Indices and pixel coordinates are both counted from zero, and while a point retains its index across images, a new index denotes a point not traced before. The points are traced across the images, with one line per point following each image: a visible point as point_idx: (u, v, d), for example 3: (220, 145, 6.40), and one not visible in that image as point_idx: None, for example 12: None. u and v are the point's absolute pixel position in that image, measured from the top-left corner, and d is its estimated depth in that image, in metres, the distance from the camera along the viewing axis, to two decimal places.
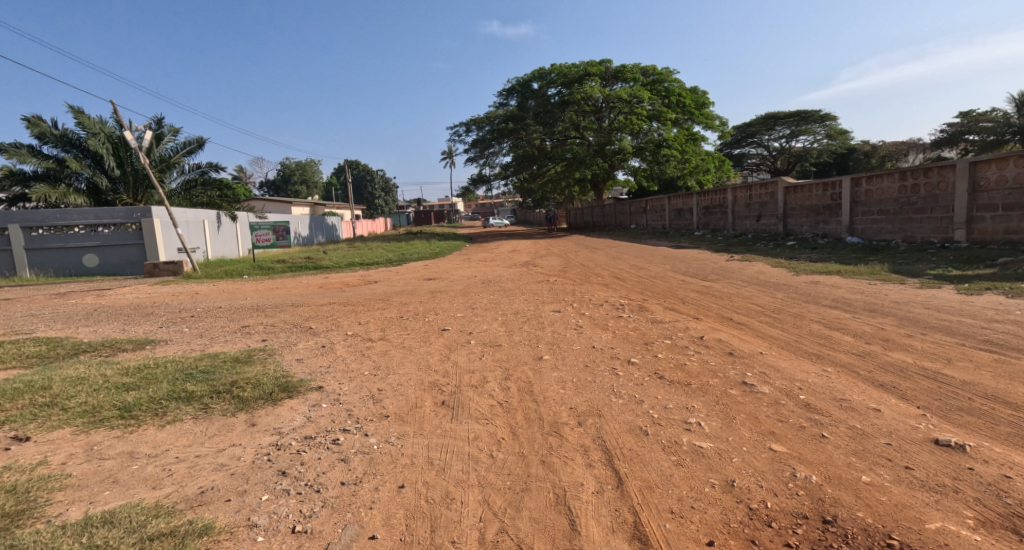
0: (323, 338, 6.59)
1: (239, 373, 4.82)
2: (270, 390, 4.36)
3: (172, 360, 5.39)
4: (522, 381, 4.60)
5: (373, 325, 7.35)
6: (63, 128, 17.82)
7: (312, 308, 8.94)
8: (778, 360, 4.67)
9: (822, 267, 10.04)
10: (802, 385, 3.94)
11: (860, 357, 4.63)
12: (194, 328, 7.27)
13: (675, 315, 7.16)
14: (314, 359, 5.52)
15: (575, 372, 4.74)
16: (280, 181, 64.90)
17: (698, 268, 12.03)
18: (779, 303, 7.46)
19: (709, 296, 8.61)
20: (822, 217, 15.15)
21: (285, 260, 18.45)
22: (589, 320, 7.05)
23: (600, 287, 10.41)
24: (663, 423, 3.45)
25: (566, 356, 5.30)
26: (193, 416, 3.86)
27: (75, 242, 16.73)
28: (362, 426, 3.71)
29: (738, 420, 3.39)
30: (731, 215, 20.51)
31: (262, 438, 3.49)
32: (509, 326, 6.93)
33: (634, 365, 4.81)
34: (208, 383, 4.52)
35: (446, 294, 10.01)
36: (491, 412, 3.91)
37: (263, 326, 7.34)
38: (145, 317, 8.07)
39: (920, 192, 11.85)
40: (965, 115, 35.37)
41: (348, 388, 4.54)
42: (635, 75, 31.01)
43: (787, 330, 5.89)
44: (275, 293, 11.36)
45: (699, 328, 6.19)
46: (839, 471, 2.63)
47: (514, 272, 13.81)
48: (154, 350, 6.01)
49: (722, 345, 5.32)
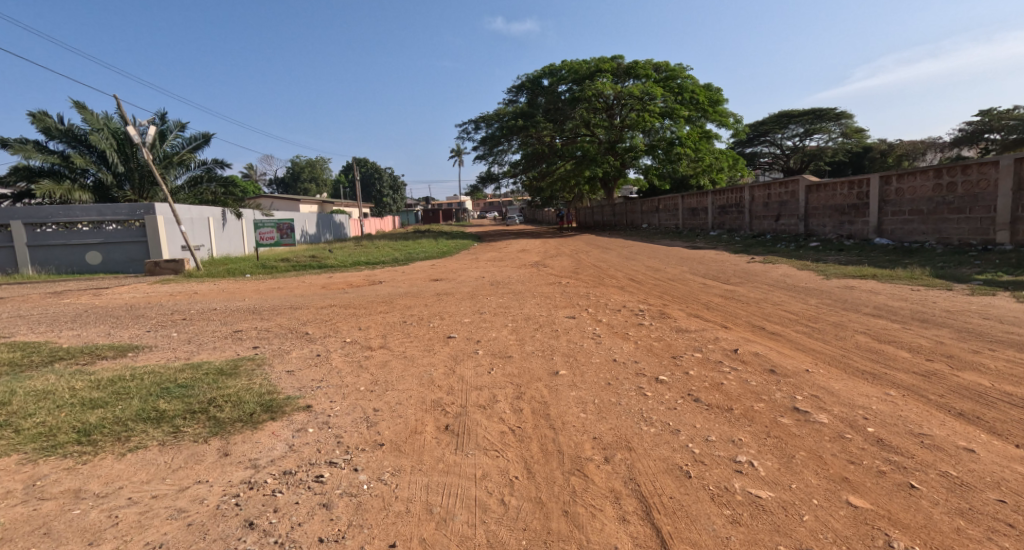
0: (319, 346, 6.07)
1: (219, 389, 4.30)
2: (253, 410, 3.85)
3: (153, 371, 4.88)
4: (536, 401, 4.07)
5: (374, 331, 6.83)
6: (68, 124, 17.57)
7: (311, 311, 8.43)
8: (830, 381, 4.08)
9: (855, 270, 9.39)
10: (866, 412, 3.37)
11: (925, 378, 4.02)
12: (184, 333, 6.79)
13: (701, 323, 6.59)
14: (306, 372, 5.00)
15: (596, 391, 4.19)
16: (290, 179, 64.99)
17: (719, 271, 11.43)
18: (815, 311, 6.85)
19: (735, 301, 8.00)
20: (847, 217, 14.43)
21: (290, 258, 18.07)
22: (607, 328, 6.50)
23: (616, 290, 9.85)
24: (706, 462, 2.90)
25: (584, 371, 4.74)
26: (160, 442, 3.35)
27: (77, 239, 16.40)
28: (352, 458, 3.21)
29: (798, 459, 2.83)
30: (748, 215, 19.79)
31: (234, 473, 2.98)
32: (520, 333, 6.39)
33: (663, 384, 4.26)
34: (186, 400, 4.02)
35: (453, 297, 9.48)
36: (501, 442, 3.38)
37: (257, 332, 6.83)
38: (134, 320, 7.60)
39: (957, 191, 11.18)
40: (985, 113, 34.27)
41: (341, 408, 4.04)
42: (648, 71, 30.24)
43: (831, 343, 5.28)
44: (275, 294, 10.91)
45: (730, 339, 5.62)
46: (948, 541, 2.07)
47: (523, 273, 13.26)
48: (137, 358, 5.53)
49: (761, 361, 4.73)
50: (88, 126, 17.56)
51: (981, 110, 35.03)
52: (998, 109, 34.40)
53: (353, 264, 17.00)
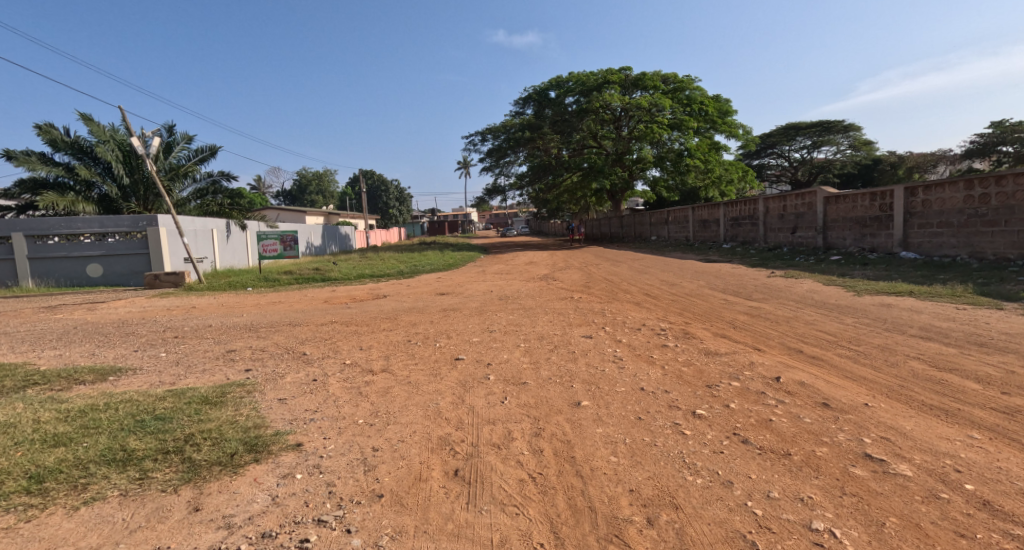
0: (316, 369, 5.57)
1: (199, 422, 3.75)
2: (234, 449, 3.32)
3: (130, 400, 4.35)
4: (559, 440, 3.57)
5: (376, 352, 6.34)
6: (73, 136, 17.36)
7: (310, 329, 7.96)
8: (897, 418, 3.54)
9: (889, 287, 8.85)
10: (956, 462, 2.85)
11: (1010, 417, 3.48)
12: (172, 353, 6.30)
13: (731, 344, 6.07)
14: (300, 401, 4.50)
15: (625, 428, 3.68)
16: (297, 191, 65.34)
17: (739, 286, 10.89)
18: (853, 331, 6.31)
19: (763, 320, 7.45)
20: (869, 229, 13.87)
21: (293, 271, 17.64)
22: (629, 350, 5.99)
23: (632, 306, 9.32)
24: (775, 528, 2.40)
25: (610, 402, 4.22)
26: (121, 493, 2.83)
27: (79, 251, 16.09)
28: (345, 515, 2.70)
29: (890, 529, 2.32)
30: (762, 227, 19.25)
31: (204, 537, 2.49)
32: (534, 356, 5.86)
33: (701, 419, 3.74)
34: (161, 436, 3.48)
35: (460, 313, 8.97)
36: (520, 495, 2.90)
37: (251, 352, 6.35)
38: (123, 338, 7.14)
39: (991, 202, 10.68)
40: (997, 125, 33.71)
41: (336, 447, 3.52)
42: (656, 82, 29.90)
43: (884, 372, 4.74)
44: (275, 309, 10.45)
45: (768, 364, 5.09)
46: None
47: (533, 286, 12.77)
48: (118, 383, 5.03)
49: (809, 392, 4.20)
50: (94, 137, 17.35)
51: (993, 122, 34.39)
52: (1010, 121, 33.76)
53: (358, 276, 16.60)
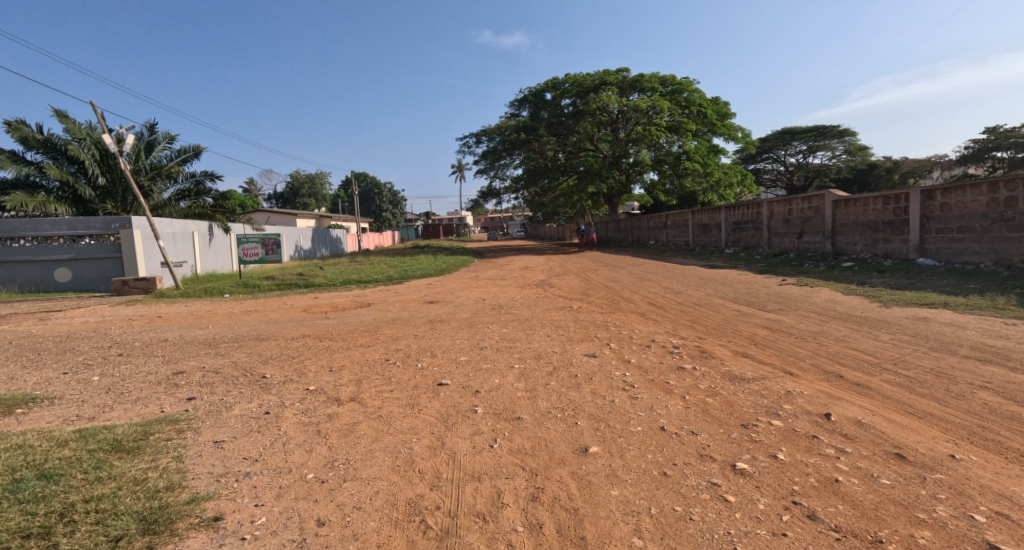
0: (273, 398, 4.68)
1: (92, 485, 2.85)
2: (121, 532, 2.44)
3: (20, 447, 3.42)
4: (562, 509, 2.72)
5: (347, 375, 5.46)
6: (46, 133, 16.36)
7: (278, 345, 7.04)
8: (1003, 480, 2.72)
9: (919, 298, 8.07)
10: None
11: None
12: (108, 377, 5.38)
13: (758, 366, 5.25)
14: (240, 444, 3.61)
15: (648, 491, 2.84)
16: (289, 194, 64.32)
17: (750, 294, 10.10)
18: (895, 352, 5.51)
19: (785, 335, 6.66)
20: (882, 234, 13.13)
21: (275, 276, 16.72)
22: (641, 373, 5.15)
23: (637, 318, 8.49)
24: None
25: (625, 449, 3.37)
26: None
27: (46, 255, 15.10)
28: None
29: None
30: (766, 232, 18.50)
31: None
32: (530, 380, 4.99)
33: (746, 478, 2.90)
34: (30, 508, 2.59)
35: (449, 326, 8.09)
36: None
37: (200, 375, 5.43)
38: (56, 357, 6.19)
39: (1017, 206, 9.99)
40: (991, 131, 33.33)
41: (267, 520, 2.65)
42: (654, 84, 29.15)
43: (952, 406, 3.91)
44: (245, 319, 9.54)
45: (810, 396, 4.25)
46: None
47: (528, 294, 11.93)
48: (23, 419, 4.11)
49: (873, 436, 3.37)
50: (68, 135, 16.38)
51: (987, 128, 33.96)
52: (1004, 128, 33.35)
53: (343, 282, 15.72)
